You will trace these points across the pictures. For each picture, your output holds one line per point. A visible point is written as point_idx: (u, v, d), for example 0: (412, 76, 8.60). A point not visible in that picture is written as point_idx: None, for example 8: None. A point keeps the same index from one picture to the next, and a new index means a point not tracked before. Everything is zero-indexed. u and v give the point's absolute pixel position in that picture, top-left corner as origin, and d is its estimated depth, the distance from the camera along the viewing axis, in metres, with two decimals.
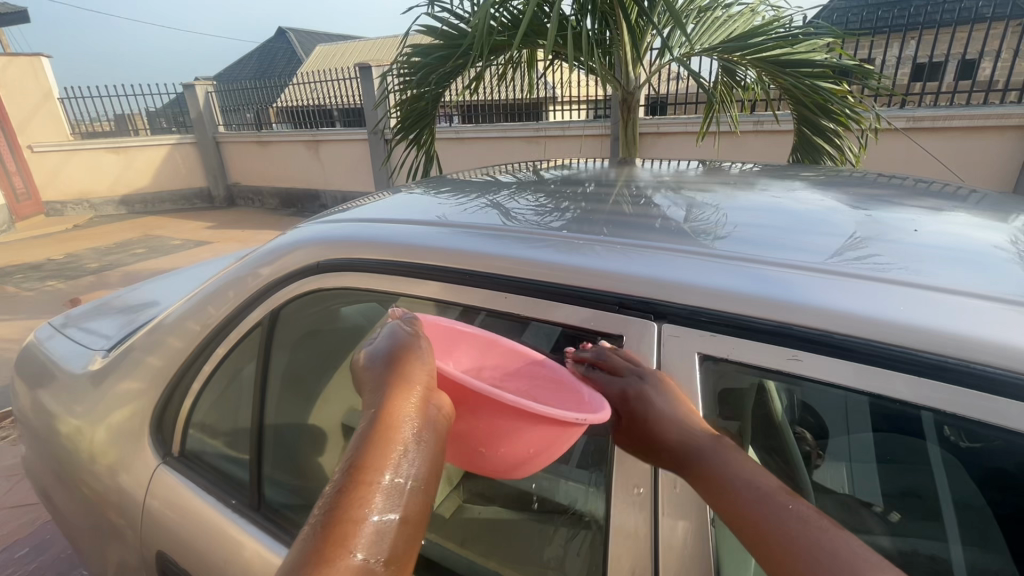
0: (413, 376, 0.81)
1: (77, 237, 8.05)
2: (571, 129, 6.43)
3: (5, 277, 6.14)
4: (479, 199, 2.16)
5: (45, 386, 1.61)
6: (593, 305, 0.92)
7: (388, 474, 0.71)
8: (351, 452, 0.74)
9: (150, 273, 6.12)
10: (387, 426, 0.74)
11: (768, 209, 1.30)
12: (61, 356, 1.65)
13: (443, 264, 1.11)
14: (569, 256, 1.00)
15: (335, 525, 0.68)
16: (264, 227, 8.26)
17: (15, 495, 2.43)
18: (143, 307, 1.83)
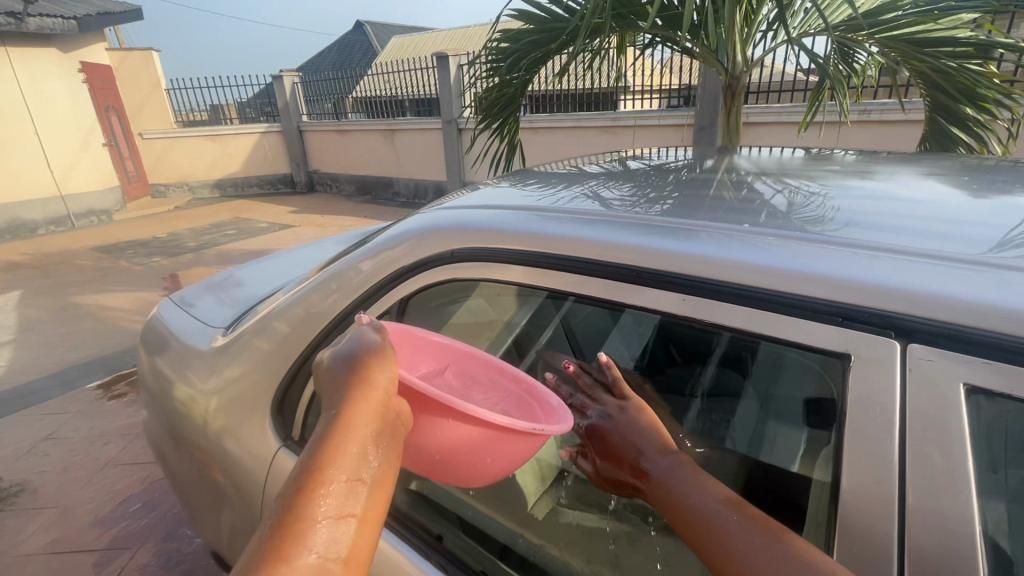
0: (374, 378, 0.84)
1: (178, 218, 8.77)
2: (648, 118, 6.16)
3: (120, 252, 6.79)
4: (570, 188, 2.08)
5: (163, 359, 1.69)
6: (803, 313, 0.80)
7: (342, 478, 0.74)
8: (308, 454, 0.76)
9: (241, 253, 6.55)
10: (342, 425, 0.78)
11: (878, 198, 1.23)
12: (179, 331, 1.72)
13: (578, 255, 1.05)
14: (720, 248, 0.93)
15: (290, 525, 0.70)
16: (342, 213, 8.61)
17: (129, 452, 2.66)
18: (251, 287, 1.90)
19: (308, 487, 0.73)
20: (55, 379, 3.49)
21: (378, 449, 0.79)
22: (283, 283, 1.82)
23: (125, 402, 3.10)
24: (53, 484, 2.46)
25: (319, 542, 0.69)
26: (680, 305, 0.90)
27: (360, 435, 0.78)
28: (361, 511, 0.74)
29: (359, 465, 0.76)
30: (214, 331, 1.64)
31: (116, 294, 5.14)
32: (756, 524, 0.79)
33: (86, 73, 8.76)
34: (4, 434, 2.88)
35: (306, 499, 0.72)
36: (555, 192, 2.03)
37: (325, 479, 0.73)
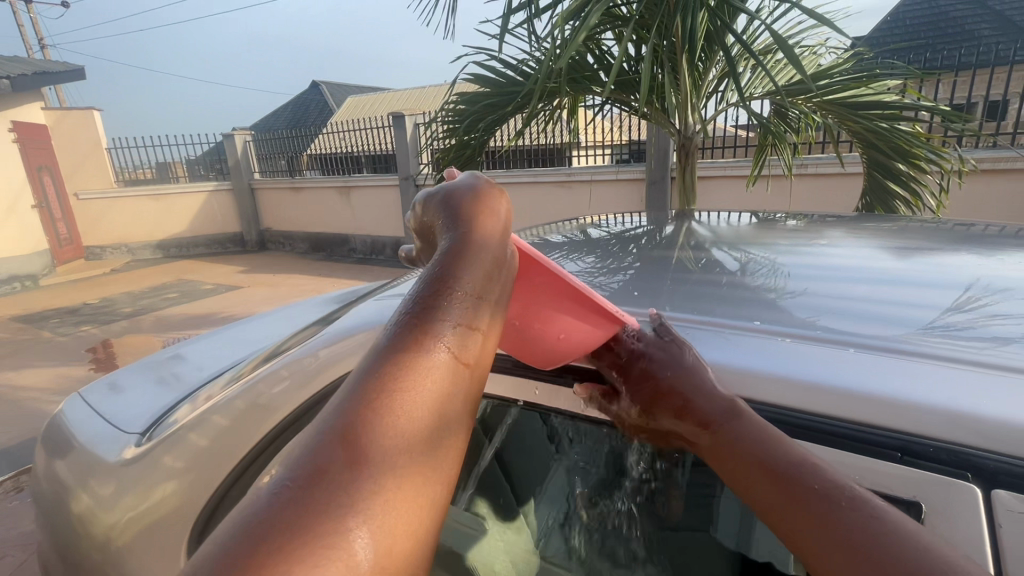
0: (482, 226, 0.71)
1: (114, 282, 8.20)
2: (602, 174, 6.36)
3: (43, 321, 6.20)
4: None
5: (68, 464, 1.43)
6: (846, 447, 0.73)
7: (449, 337, 0.63)
8: (415, 304, 0.65)
9: (183, 317, 6.12)
10: (453, 276, 0.66)
11: (840, 274, 1.22)
12: (85, 435, 1.45)
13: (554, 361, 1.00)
14: (696, 347, 0.89)
15: (389, 386, 0.60)
16: (295, 271, 8.31)
17: (30, 568, 2.24)
18: (180, 374, 1.65)
19: (407, 344, 0.62)
20: None
21: (481, 304, 0.67)
22: (218, 371, 1.59)
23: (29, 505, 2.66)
24: None
25: (415, 411, 0.60)
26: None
27: (466, 287, 0.66)
28: (474, 361, 0.65)
29: (466, 325, 0.64)
30: (128, 438, 1.37)
31: (33, 371, 4.62)
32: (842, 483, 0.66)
33: (18, 132, 8.34)
34: None
35: (405, 349, 0.62)
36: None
37: (425, 337, 0.63)
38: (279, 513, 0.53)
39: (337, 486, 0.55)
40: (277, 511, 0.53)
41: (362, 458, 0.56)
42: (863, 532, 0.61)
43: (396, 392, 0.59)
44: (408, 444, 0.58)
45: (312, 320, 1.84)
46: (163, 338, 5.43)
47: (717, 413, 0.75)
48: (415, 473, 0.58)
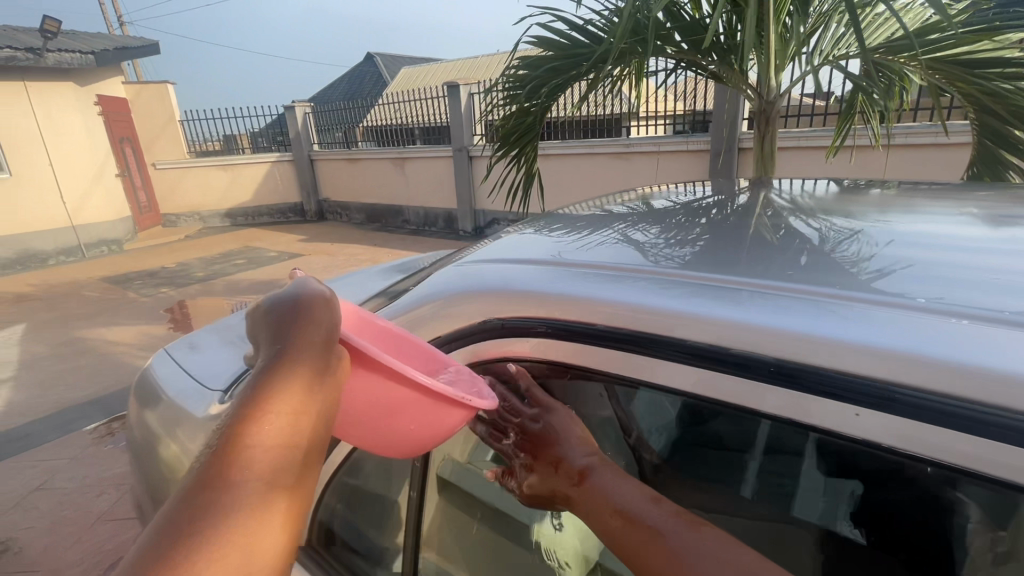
0: (307, 333, 0.71)
1: (188, 248, 8.75)
2: (662, 145, 6.06)
3: (127, 283, 6.71)
4: (593, 231, 1.93)
5: (155, 413, 1.52)
6: (999, 437, 0.58)
7: (259, 457, 0.62)
8: (229, 425, 0.64)
9: (250, 283, 6.44)
10: (267, 394, 0.65)
11: (956, 256, 1.07)
12: (174, 389, 1.54)
13: (598, 322, 0.90)
14: (794, 319, 0.76)
15: (194, 519, 0.59)
16: (352, 241, 8.55)
17: (123, 506, 2.46)
18: None
19: (218, 470, 0.62)
20: (51, 421, 3.32)
21: (304, 416, 0.66)
22: None
23: (123, 448, 2.92)
24: (41, 543, 2.27)
25: (222, 543, 0.58)
26: (725, 390, 0.76)
27: (288, 401, 0.65)
28: (291, 472, 0.64)
29: (283, 441, 0.64)
30: (208, 397, 1.43)
31: (121, 328, 5.02)
32: (674, 516, 0.78)
33: (102, 106, 8.90)
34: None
35: (225, 460, 0.62)
36: (577, 236, 1.88)
37: (242, 459, 0.62)
38: None
39: None
40: None
41: None
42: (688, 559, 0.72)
43: (216, 508, 0.60)
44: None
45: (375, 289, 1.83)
46: (232, 301, 5.76)
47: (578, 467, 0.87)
48: None
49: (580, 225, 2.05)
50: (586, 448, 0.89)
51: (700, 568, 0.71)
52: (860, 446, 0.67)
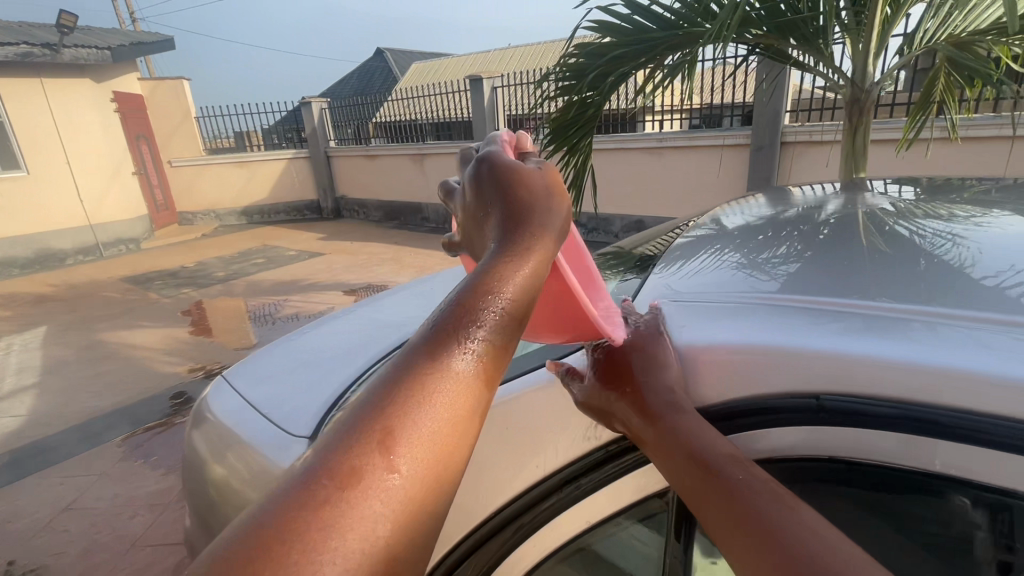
0: (530, 227, 0.69)
1: (206, 246, 8.62)
2: (699, 140, 5.78)
3: (148, 283, 6.58)
4: (667, 253, 1.65)
5: (208, 443, 1.22)
6: None
7: (473, 340, 0.61)
8: (447, 303, 0.64)
9: (271, 283, 6.27)
10: (485, 275, 0.64)
11: None
12: (228, 416, 1.19)
13: (722, 402, 0.77)
14: (977, 363, 0.65)
15: (408, 390, 0.58)
16: (371, 239, 8.38)
17: (158, 530, 2.29)
18: (332, 349, 1.33)
19: (433, 344, 0.61)
20: (78, 432, 3.17)
21: (515, 306, 0.64)
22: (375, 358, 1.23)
23: (153, 465, 2.76)
24: (74, 573, 2.10)
25: (426, 420, 0.56)
26: (872, 445, 0.68)
27: (508, 281, 0.64)
28: (494, 367, 0.61)
29: (495, 327, 0.62)
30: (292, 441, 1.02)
31: (144, 331, 4.87)
32: (763, 480, 0.65)
33: (119, 102, 8.79)
34: (24, 501, 2.56)
35: (437, 343, 0.61)
36: (647, 262, 1.60)
37: (455, 336, 0.61)
38: (276, 508, 0.51)
39: (326, 505, 0.51)
40: (261, 521, 0.50)
41: (355, 474, 0.53)
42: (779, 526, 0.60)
43: (425, 384, 0.58)
44: (410, 458, 0.55)
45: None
46: (255, 302, 5.60)
47: (661, 402, 0.74)
48: (409, 494, 0.53)
49: (653, 253, 1.78)
50: (674, 388, 0.77)
51: (818, 554, 0.57)
52: (1002, 495, 0.62)
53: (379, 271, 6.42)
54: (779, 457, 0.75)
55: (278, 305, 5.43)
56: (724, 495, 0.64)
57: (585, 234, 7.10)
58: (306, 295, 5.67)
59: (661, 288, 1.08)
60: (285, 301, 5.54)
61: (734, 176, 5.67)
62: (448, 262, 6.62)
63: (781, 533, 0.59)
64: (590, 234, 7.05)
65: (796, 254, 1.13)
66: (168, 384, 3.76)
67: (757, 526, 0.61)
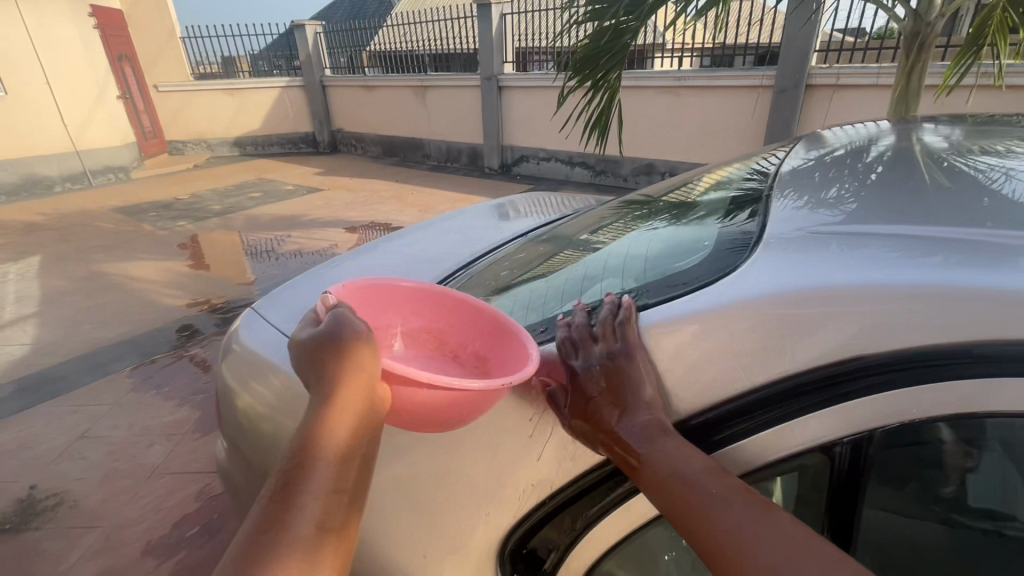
0: (341, 376, 0.73)
1: (198, 178, 8.32)
2: (720, 79, 5.50)
3: (141, 214, 6.39)
4: (707, 199, 1.51)
5: (246, 373, 1.17)
6: None
7: (309, 494, 0.67)
8: (282, 467, 0.70)
9: (270, 218, 6.11)
10: (306, 442, 0.70)
11: None
12: (271, 349, 1.14)
13: (751, 387, 0.74)
14: None
15: (256, 559, 0.63)
16: (371, 176, 8.12)
17: (177, 459, 2.31)
18: (378, 287, 1.26)
19: (275, 514, 0.66)
20: (85, 363, 3.14)
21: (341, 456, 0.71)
22: None
23: (164, 396, 2.75)
24: (97, 497, 2.13)
25: None
26: (978, 396, 0.64)
27: (326, 438, 0.71)
28: (336, 519, 0.67)
29: (328, 480, 0.69)
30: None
31: (142, 263, 4.76)
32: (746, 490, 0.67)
33: (97, 18, 8.16)
34: (38, 428, 2.56)
35: (278, 509, 0.66)
36: (683, 210, 1.47)
37: (295, 499, 0.67)
38: None
39: None
40: None
41: None
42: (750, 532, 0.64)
43: (272, 550, 0.63)
44: None
45: (508, 247, 1.48)
46: (255, 237, 5.47)
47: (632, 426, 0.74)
48: None
49: (687, 199, 1.60)
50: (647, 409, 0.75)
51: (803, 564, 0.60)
52: None
53: (381, 209, 6.26)
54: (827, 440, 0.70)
55: (279, 241, 5.31)
56: (696, 518, 0.66)
57: (593, 176, 6.91)
58: (307, 231, 5.54)
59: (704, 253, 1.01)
60: (286, 237, 5.41)
61: (753, 120, 5.45)
62: (451, 202, 6.45)
63: (741, 531, 0.64)
64: (598, 177, 6.86)
65: (850, 188, 1.07)
66: (172, 317, 3.71)
67: (735, 544, 0.63)
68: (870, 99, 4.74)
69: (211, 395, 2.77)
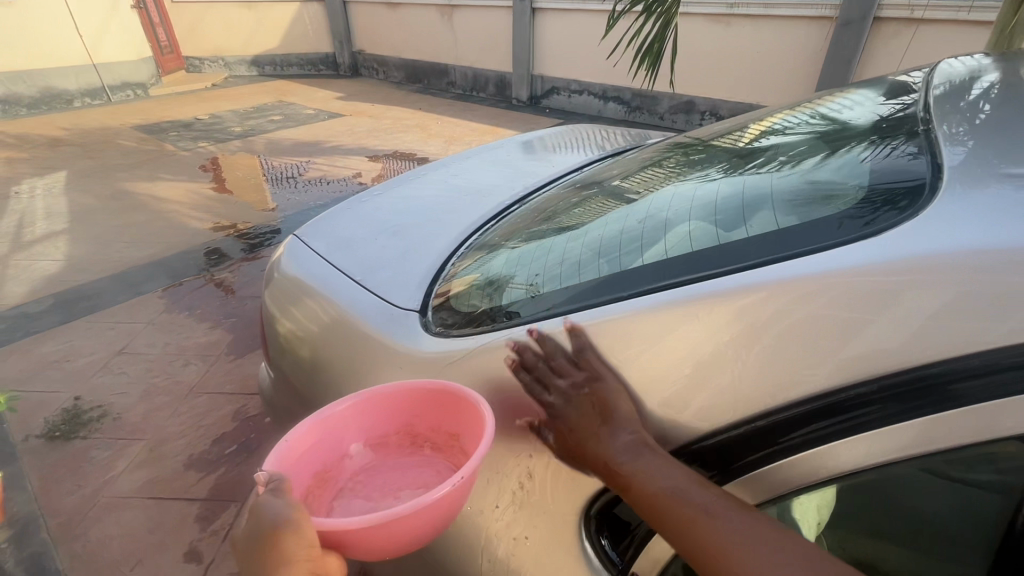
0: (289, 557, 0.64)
1: (217, 98, 8.09)
2: (777, 8, 5.03)
3: (162, 134, 6.27)
4: (767, 142, 1.22)
5: (288, 304, 1.12)
6: None
7: None
8: None
9: (291, 142, 5.96)
10: None
11: None
12: (314, 279, 1.08)
13: (830, 387, 0.62)
14: None
15: None
16: (393, 102, 7.81)
17: (213, 380, 2.36)
18: (422, 221, 1.19)
19: None
20: (117, 281, 3.18)
21: None
22: (477, 245, 1.11)
23: (196, 319, 2.79)
24: (138, 411, 2.20)
25: None
26: None
27: None
28: None
29: None
30: (402, 314, 0.95)
31: (166, 183, 4.72)
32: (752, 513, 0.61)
33: None
34: (78, 342, 2.62)
35: None
36: (744, 154, 1.19)
37: None
38: None
39: None
40: None
41: None
42: (744, 546, 0.59)
43: None
44: None
45: (561, 182, 1.38)
46: (277, 162, 5.36)
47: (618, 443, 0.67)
48: None
49: (738, 144, 1.31)
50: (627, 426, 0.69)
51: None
52: None
53: (405, 138, 6.05)
54: (926, 451, 0.59)
55: (302, 167, 5.19)
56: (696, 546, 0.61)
57: (627, 113, 6.55)
58: (330, 159, 5.40)
59: (779, 212, 0.82)
60: (309, 163, 5.29)
61: (809, 56, 5.03)
62: (477, 134, 6.19)
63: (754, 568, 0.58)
64: (633, 113, 6.49)
65: (964, 124, 0.88)
66: (199, 240, 3.70)
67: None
68: (943, 36, 4.32)
69: (242, 319, 2.79)
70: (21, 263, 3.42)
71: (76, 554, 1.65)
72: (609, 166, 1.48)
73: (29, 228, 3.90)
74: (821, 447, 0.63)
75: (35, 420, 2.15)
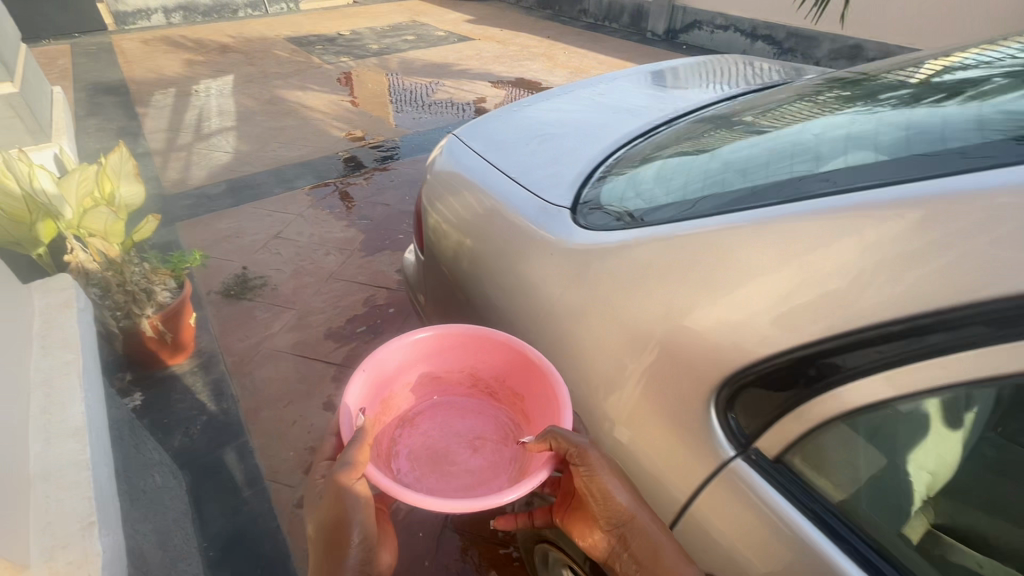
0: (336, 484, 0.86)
1: (358, 15, 8.44)
2: None
3: (310, 46, 6.74)
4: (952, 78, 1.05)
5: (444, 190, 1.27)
6: None
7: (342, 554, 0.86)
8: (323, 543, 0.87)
9: (423, 63, 6.14)
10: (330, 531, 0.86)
11: None
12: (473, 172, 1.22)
13: (924, 307, 0.60)
14: None
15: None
16: (522, 28, 7.66)
17: (348, 270, 2.69)
18: (573, 132, 1.26)
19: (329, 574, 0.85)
20: (274, 176, 3.62)
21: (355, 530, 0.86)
22: (623, 161, 1.17)
23: (336, 217, 3.14)
24: (289, 286, 2.58)
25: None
26: None
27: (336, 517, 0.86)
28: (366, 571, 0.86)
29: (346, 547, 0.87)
30: (556, 211, 1.07)
31: (313, 93, 5.15)
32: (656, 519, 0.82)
33: None
34: (244, 223, 3.08)
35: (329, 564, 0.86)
36: (929, 87, 1.04)
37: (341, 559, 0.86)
38: None
39: None
40: None
41: None
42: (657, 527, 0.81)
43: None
44: None
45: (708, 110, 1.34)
46: (408, 81, 5.59)
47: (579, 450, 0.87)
48: None
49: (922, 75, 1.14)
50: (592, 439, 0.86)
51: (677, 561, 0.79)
52: None
53: (531, 66, 5.98)
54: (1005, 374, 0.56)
55: (432, 88, 5.38)
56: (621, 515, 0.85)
57: (775, 56, 5.90)
58: (458, 81, 5.53)
59: (951, 142, 0.77)
60: (437, 85, 5.45)
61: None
62: (605, 67, 5.95)
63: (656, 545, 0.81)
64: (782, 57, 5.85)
65: None
66: (339, 148, 4.06)
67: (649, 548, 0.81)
68: None
69: (373, 222, 3.09)
70: (201, 151, 4.00)
71: (245, 386, 2.05)
72: (774, 92, 1.39)
73: (207, 122, 4.50)
74: (883, 369, 0.63)
75: (215, 279, 2.61)
